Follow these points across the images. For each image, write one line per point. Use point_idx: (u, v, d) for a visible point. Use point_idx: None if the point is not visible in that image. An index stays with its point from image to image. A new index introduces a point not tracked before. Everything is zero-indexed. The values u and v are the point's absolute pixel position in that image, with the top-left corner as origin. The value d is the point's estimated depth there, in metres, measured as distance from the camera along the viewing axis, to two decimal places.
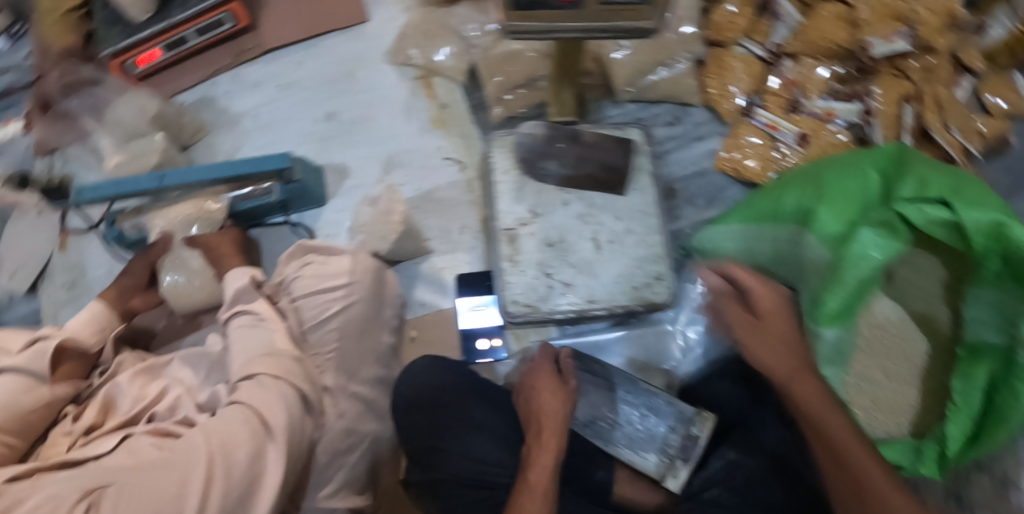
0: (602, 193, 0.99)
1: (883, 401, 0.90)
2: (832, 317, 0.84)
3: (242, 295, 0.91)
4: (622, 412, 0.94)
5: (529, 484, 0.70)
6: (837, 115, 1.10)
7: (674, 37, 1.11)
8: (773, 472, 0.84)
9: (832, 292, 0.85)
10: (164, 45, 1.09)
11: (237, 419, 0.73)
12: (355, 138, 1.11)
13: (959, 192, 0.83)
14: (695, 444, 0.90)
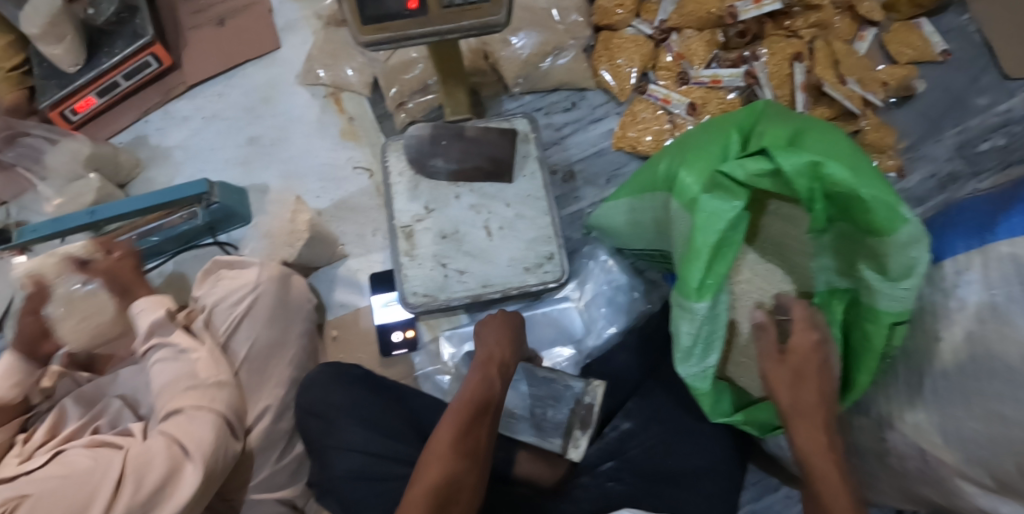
0: (492, 182, 1.04)
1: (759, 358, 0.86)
2: (696, 289, 0.75)
3: (159, 327, 0.94)
4: (518, 398, 0.94)
5: (413, 491, 0.69)
6: (723, 81, 1.13)
7: (561, 27, 1.16)
8: (656, 445, 0.87)
9: (695, 263, 0.75)
10: (98, 91, 1.19)
11: (158, 447, 0.81)
12: (274, 158, 1.20)
13: (804, 140, 0.78)
14: (590, 413, 0.91)
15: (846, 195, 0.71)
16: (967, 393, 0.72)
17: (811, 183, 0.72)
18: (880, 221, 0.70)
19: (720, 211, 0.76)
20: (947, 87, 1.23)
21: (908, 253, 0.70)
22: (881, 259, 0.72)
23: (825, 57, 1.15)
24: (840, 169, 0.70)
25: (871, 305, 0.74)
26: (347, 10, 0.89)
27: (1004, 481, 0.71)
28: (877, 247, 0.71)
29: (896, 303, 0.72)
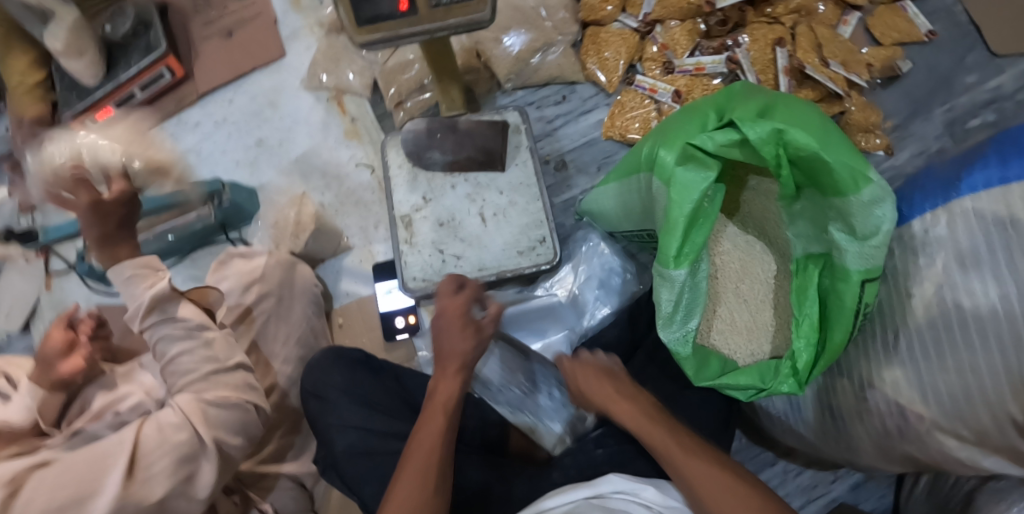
0: (485, 172, 1.08)
1: (740, 327, 0.91)
2: (675, 257, 0.78)
3: (165, 302, 0.87)
4: (517, 379, 1.00)
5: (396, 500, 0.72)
6: (706, 68, 1.18)
7: (549, 24, 1.22)
8: None
9: (673, 232, 0.79)
10: (115, 102, 1.28)
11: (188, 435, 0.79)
12: (280, 159, 1.27)
13: (774, 111, 0.81)
14: (582, 422, 0.97)
15: (811, 160, 0.75)
16: (941, 348, 0.74)
17: (777, 150, 0.76)
18: (844, 181, 0.74)
19: (694, 182, 0.79)
20: (935, 67, 1.24)
21: (873, 211, 0.73)
22: (849, 220, 0.76)
23: (807, 42, 1.18)
24: (802, 134, 0.74)
25: (842, 266, 0.77)
26: (342, 11, 0.92)
27: (980, 432, 0.74)
28: (843, 207, 0.75)
29: (865, 261, 0.75)
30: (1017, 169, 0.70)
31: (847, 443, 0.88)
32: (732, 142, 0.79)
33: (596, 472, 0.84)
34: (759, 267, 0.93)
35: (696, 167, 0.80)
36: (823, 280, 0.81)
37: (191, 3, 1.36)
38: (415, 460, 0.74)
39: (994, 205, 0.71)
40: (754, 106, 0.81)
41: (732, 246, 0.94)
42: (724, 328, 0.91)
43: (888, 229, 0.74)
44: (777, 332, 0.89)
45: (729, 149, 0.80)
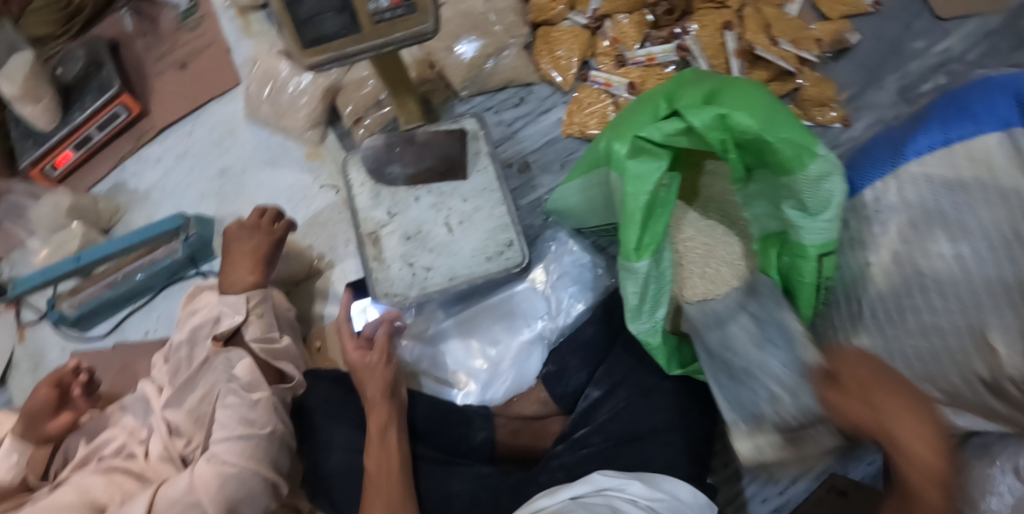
0: (447, 181, 1.09)
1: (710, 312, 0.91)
2: (635, 249, 0.79)
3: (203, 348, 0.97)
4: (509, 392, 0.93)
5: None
6: (658, 58, 1.19)
7: (499, 28, 1.21)
8: (635, 414, 0.89)
9: (631, 225, 0.80)
10: (73, 146, 1.26)
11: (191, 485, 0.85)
12: (245, 187, 1.26)
13: (720, 95, 0.82)
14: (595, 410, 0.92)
15: (757, 141, 0.77)
16: (903, 311, 0.74)
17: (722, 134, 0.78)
18: (791, 158, 0.75)
19: (648, 172, 0.80)
20: (883, 35, 1.24)
21: (821, 185, 0.75)
22: (799, 196, 0.77)
23: (755, 24, 1.19)
24: (744, 117, 0.75)
25: (799, 242, 0.79)
26: (285, 36, 0.93)
27: (951, 392, 0.73)
28: (792, 185, 0.77)
29: (820, 235, 0.77)
30: (959, 129, 0.72)
31: None
32: (680, 132, 0.80)
33: (584, 470, 0.84)
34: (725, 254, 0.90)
35: (648, 158, 0.81)
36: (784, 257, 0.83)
37: (142, 40, 1.36)
38: (380, 486, 0.81)
39: (940, 168, 0.72)
40: (699, 93, 0.82)
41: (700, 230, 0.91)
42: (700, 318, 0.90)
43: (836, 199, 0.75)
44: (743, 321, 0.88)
45: (678, 138, 0.81)
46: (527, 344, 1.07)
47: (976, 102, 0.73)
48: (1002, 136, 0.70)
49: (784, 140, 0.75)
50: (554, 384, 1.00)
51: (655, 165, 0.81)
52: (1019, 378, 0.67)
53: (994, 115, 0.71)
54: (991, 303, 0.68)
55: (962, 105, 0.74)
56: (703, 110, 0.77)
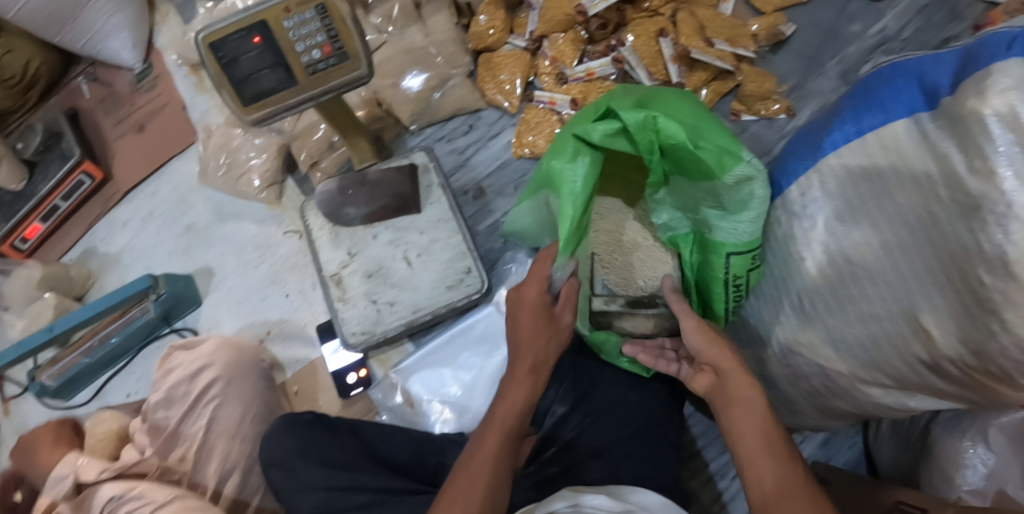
0: (402, 216, 1.11)
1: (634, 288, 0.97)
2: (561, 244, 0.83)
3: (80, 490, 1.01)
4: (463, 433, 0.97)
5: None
6: (597, 73, 1.22)
7: (440, 60, 1.24)
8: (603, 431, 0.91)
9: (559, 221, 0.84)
10: (41, 217, 1.29)
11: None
12: (211, 241, 1.29)
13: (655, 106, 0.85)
14: (560, 428, 0.93)
15: (678, 147, 0.81)
16: (841, 301, 0.76)
17: (653, 137, 0.82)
18: (714, 161, 0.79)
19: (577, 174, 0.85)
20: (818, 24, 1.26)
21: (741, 188, 0.80)
22: (720, 196, 0.82)
23: (689, 28, 1.20)
24: (671, 123, 0.80)
25: (721, 241, 0.84)
26: (225, 97, 0.94)
27: (897, 376, 0.75)
28: (716, 188, 0.82)
29: (739, 237, 0.82)
30: (868, 119, 0.74)
31: (791, 408, 0.90)
32: (614, 133, 0.84)
33: (551, 487, 0.87)
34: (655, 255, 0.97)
35: (580, 160, 0.85)
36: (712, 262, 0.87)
37: (98, 104, 1.39)
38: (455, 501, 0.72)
39: (857, 159, 0.74)
40: (635, 100, 0.86)
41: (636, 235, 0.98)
42: (621, 301, 0.94)
43: (756, 202, 0.80)
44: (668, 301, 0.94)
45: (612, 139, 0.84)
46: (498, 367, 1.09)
47: (883, 89, 0.74)
48: (909, 121, 0.71)
49: (710, 144, 0.80)
50: None
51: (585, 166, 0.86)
52: (956, 358, 0.68)
53: (899, 101, 0.72)
54: (918, 285, 0.69)
55: (871, 94, 0.75)
56: (637, 112, 0.81)
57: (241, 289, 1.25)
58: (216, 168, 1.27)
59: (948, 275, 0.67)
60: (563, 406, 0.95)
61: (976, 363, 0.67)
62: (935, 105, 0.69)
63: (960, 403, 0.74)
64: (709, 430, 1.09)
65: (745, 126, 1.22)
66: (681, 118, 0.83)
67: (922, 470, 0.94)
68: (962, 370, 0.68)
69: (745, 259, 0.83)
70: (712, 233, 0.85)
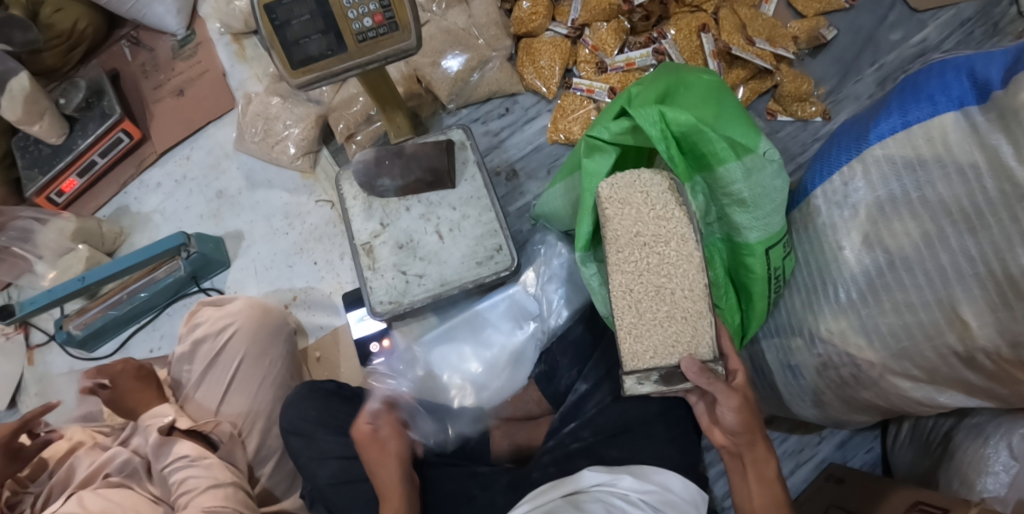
0: (435, 191, 1.12)
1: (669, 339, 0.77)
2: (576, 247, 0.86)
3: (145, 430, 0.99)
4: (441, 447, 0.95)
5: None
6: (636, 63, 1.23)
7: (482, 42, 1.24)
8: (631, 414, 0.90)
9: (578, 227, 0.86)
10: (77, 173, 1.30)
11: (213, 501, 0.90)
12: (241, 208, 1.30)
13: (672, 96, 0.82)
14: (583, 406, 0.93)
15: (692, 140, 0.77)
16: (877, 291, 0.76)
17: (663, 134, 0.77)
18: (726, 153, 0.76)
19: (599, 168, 0.85)
20: (858, 30, 1.25)
21: (754, 181, 0.76)
22: (732, 192, 0.77)
23: (730, 24, 1.21)
24: (680, 114, 0.75)
25: (743, 240, 0.79)
26: (275, 59, 0.95)
27: (928, 368, 0.75)
28: (726, 182, 0.77)
29: (762, 230, 0.78)
30: (916, 111, 0.73)
31: (815, 399, 0.89)
32: (626, 130, 0.83)
33: (573, 464, 0.88)
34: (677, 276, 0.77)
35: (598, 155, 0.85)
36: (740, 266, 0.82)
37: (139, 67, 1.41)
38: None
39: (901, 149, 0.74)
40: (654, 93, 0.83)
41: (639, 258, 0.77)
42: (655, 376, 0.77)
43: (771, 192, 0.77)
44: (722, 360, 0.77)
45: (626, 137, 0.83)
46: (520, 346, 1.09)
47: (931, 83, 0.74)
48: (958, 113, 0.70)
49: (721, 135, 0.76)
50: (546, 384, 1.03)
51: (606, 162, 0.85)
52: (990, 350, 0.69)
53: (948, 95, 0.72)
54: (957, 277, 0.69)
55: (918, 88, 0.75)
56: (645, 109, 0.77)
57: (269, 254, 1.26)
58: (252, 136, 1.29)
59: (988, 267, 0.67)
60: (587, 384, 0.95)
61: (1010, 355, 0.68)
62: (985, 98, 0.69)
63: (990, 399, 0.76)
64: None
65: (779, 126, 1.22)
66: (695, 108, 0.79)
67: (940, 470, 0.94)
68: (994, 362, 0.70)
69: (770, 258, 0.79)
70: (734, 231, 0.80)
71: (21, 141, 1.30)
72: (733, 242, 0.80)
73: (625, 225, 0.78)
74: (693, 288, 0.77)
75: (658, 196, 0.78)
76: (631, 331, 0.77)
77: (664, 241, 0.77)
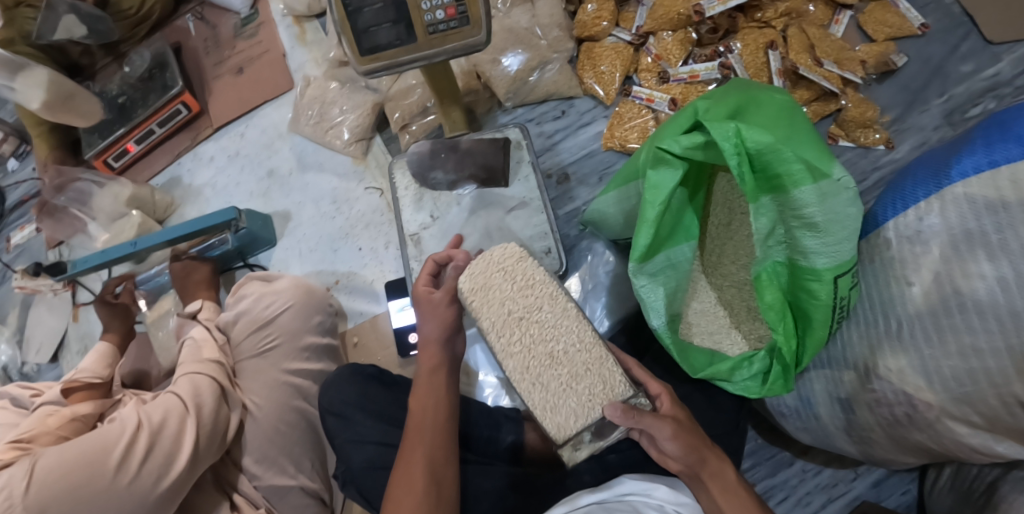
0: (488, 188, 1.12)
1: (583, 396, 0.76)
2: (637, 255, 0.83)
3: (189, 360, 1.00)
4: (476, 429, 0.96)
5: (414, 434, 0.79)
6: (700, 76, 1.21)
7: (544, 43, 1.24)
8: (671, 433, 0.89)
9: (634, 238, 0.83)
10: (134, 140, 1.33)
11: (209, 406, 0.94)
12: (291, 188, 1.31)
13: (744, 113, 0.81)
14: None
15: (768, 160, 0.75)
16: (942, 331, 0.74)
17: (736, 150, 0.75)
18: (802, 176, 0.74)
19: (664, 183, 0.83)
20: (929, 58, 1.22)
21: (828, 206, 0.74)
22: (805, 216, 0.75)
23: (798, 44, 1.19)
24: (758, 132, 0.74)
25: (810, 266, 0.77)
26: (344, 45, 0.96)
27: (990, 416, 0.73)
28: (798, 204, 0.75)
29: (831, 257, 0.76)
30: (1003, 152, 0.71)
31: (862, 435, 0.88)
32: (697, 146, 0.81)
33: (609, 475, 0.86)
34: (563, 334, 0.77)
35: (665, 168, 0.83)
36: (803, 293, 0.79)
37: (202, 42, 1.42)
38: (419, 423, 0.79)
39: (984, 190, 0.71)
40: (726, 109, 0.82)
41: (522, 334, 0.77)
42: (587, 436, 0.77)
43: (845, 220, 0.75)
44: (644, 390, 0.79)
45: (697, 152, 0.81)
46: None
47: (1021, 124, 0.71)
48: None
49: (799, 156, 0.74)
50: None
51: (671, 176, 0.83)
52: None
53: None
54: None
55: (1007, 126, 0.72)
56: (721, 123, 0.76)
57: (315, 236, 1.27)
58: (308, 118, 1.30)
59: None
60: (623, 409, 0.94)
61: None
62: None
63: None
64: (759, 449, 1.11)
65: (839, 151, 1.20)
66: (771, 127, 0.78)
67: None
68: None
69: (837, 286, 0.77)
70: (801, 256, 0.78)
71: None
72: (798, 267, 0.79)
73: (496, 311, 0.78)
74: (582, 340, 0.77)
75: (512, 268, 0.80)
76: (546, 408, 0.76)
77: (537, 308, 0.78)
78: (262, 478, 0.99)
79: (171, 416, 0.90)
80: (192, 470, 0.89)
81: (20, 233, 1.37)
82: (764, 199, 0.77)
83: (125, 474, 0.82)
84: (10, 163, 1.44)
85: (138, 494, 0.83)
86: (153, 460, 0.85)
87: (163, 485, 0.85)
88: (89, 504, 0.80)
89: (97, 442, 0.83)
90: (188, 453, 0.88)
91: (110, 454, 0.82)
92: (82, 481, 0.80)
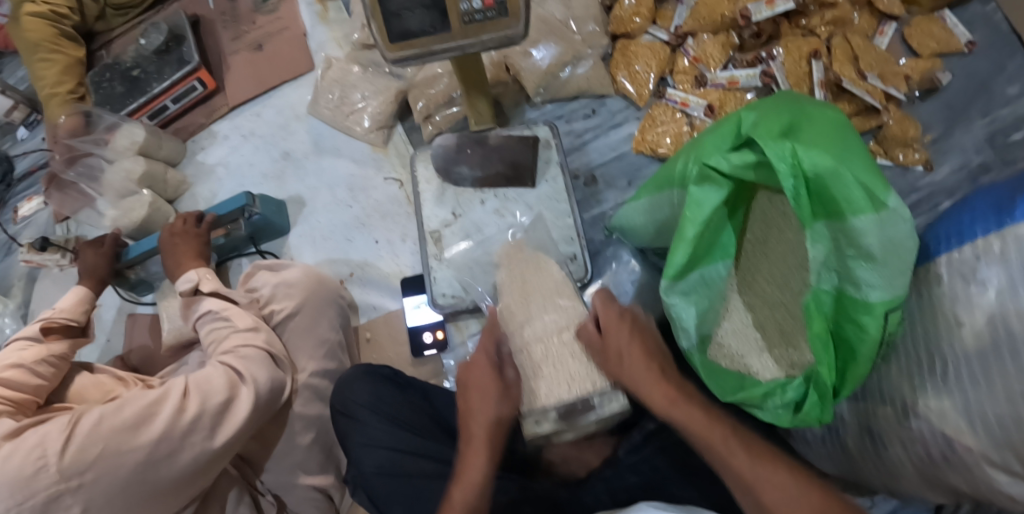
0: (513, 187, 1.08)
1: (563, 378, 0.82)
2: (676, 274, 0.79)
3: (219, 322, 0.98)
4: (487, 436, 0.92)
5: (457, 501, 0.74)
6: (740, 82, 1.17)
7: (578, 38, 1.20)
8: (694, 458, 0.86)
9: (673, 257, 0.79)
10: (147, 116, 1.29)
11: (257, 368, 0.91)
12: (306, 172, 1.27)
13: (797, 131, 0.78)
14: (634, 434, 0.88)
15: (827, 184, 0.71)
16: (990, 373, 0.70)
17: (793, 171, 0.72)
18: (862, 204, 0.70)
19: (708, 200, 0.79)
20: (974, 76, 1.17)
21: (887, 237, 0.71)
22: (862, 245, 0.71)
23: (842, 53, 1.14)
24: (818, 154, 0.71)
25: (862, 298, 0.74)
26: (374, 30, 0.90)
27: None
28: (855, 233, 0.71)
29: (884, 290, 0.73)
30: None
31: (892, 472, 0.85)
32: (749, 164, 0.77)
33: (630, 498, 0.83)
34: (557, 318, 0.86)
35: (710, 186, 0.79)
36: (850, 324, 0.76)
37: (220, 15, 1.37)
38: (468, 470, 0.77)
39: None
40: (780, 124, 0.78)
41: (528, 309, 0.88)
42: (554, 412, 0.81)
43: (902, 252, 0.72)
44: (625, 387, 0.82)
45: (747, 170, 0.77)
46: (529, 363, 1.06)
47: None
48: None
49: (859, 182, 0.71)
50: None
51: (717, 193, 0.79)
52: None
53: None
54: None
55: None
56: (778, 142, 0.72)
57: (330, 225, 1.23)
58: (328, 102, 1.26)
59: None
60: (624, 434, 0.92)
61: None
62: None
63: None
64: None
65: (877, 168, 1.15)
66: (828, 146, 0.74)
67: None
68: None
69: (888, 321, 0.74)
70: (852, 287, 0.75)
71: (95, 75, 1.29)
72: (847, 297, 0.76)
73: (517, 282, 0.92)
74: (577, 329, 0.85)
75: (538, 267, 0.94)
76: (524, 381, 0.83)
77: (554, 296, 0.89)
78: (270, 472, 0.97)
79: (213, 387, 0.85)
80: (237, 439, 0.85)
81: (27, 205, 1.33)
82: (819, 225, 0.74)
83: (166, 443, 0.78)
84: (19, 131, 1.40)
85: (165, 476, 0.78)
86: (192, 439, 0.80)
87: (195, 461, 0.80)
88: (122, 470, 0.75)
89: (136, 412, 0.78)
90: (229, 429, 0.83)
91: (144, 431, 0.77)
92: (119, 448, 0.75)
